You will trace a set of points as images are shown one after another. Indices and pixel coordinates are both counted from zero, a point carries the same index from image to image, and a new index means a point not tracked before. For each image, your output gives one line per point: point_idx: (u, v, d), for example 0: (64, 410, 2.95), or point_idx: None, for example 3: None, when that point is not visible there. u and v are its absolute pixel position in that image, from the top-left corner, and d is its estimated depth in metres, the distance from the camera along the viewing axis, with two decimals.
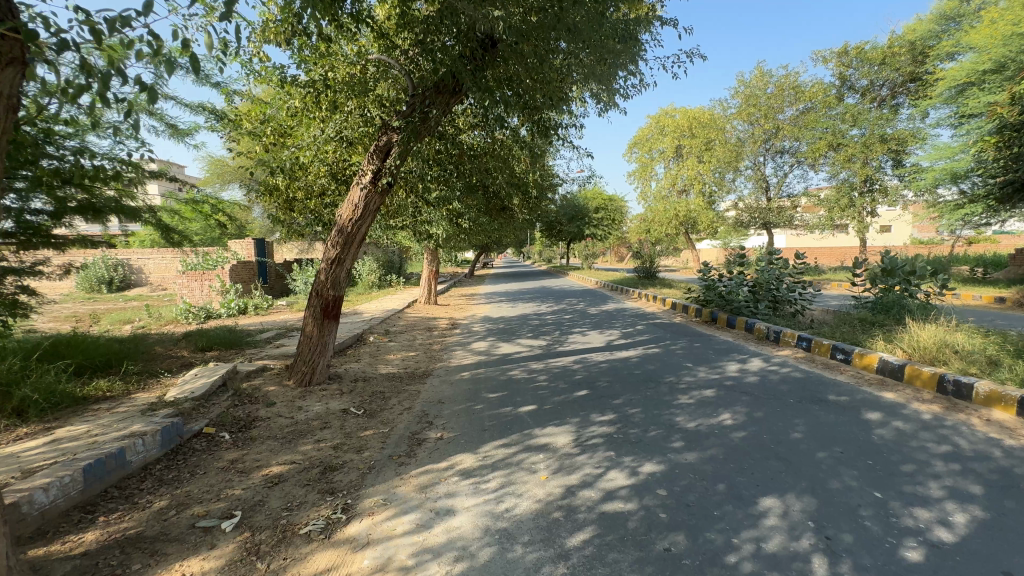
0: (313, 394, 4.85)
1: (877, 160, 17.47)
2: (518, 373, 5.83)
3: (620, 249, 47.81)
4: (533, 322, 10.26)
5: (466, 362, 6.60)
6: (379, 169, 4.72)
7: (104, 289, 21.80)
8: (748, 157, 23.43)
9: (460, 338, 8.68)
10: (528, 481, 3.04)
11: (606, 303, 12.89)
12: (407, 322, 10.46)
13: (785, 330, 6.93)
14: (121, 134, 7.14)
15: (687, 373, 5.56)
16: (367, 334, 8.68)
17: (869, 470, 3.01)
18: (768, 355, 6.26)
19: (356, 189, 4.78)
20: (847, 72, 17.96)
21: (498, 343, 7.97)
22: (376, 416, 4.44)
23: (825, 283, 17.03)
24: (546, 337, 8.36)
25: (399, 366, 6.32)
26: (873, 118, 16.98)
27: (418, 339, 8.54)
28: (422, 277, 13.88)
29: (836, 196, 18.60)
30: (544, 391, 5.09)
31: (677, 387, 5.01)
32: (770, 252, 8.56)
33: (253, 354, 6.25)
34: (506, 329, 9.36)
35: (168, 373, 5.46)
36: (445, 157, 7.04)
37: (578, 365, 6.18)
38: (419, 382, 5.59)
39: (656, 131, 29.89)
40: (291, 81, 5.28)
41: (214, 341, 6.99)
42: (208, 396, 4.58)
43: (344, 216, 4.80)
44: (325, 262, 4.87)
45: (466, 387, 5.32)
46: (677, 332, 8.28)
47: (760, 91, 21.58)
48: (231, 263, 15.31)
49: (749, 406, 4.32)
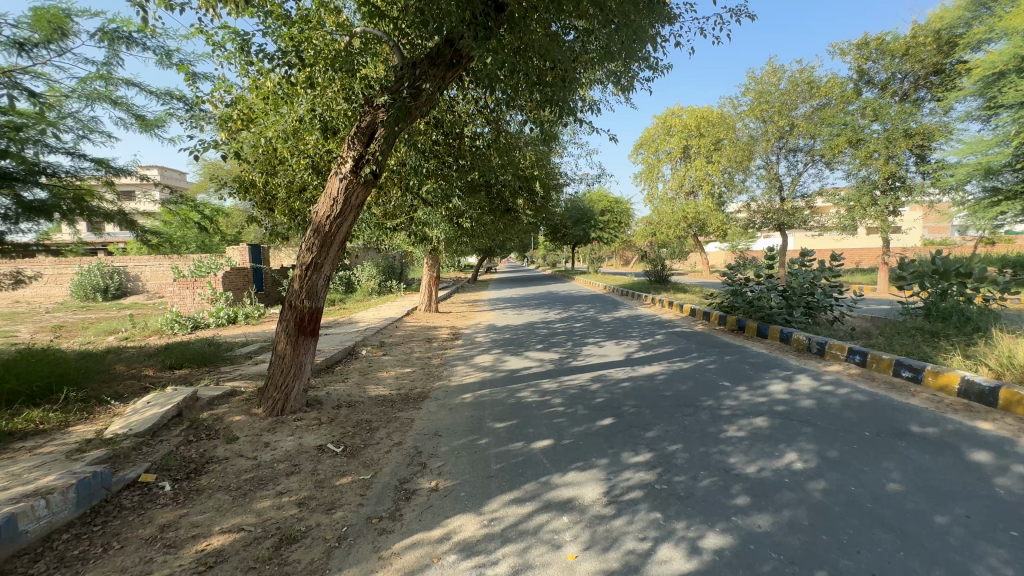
0: (285, 426, 4.05)
1: (900, 156, 16.60)
2: (529, 396, 5.02)
3: (626, 252, 47.06)
4: (543, 331, 9.46)
5: (468, 381, 5.79)
6: (361, 155, 3.93)
7: (99, 297, 21.12)
8: (759, 156, 22.58)
9: (461, 350, 7.85)
10: (552, 565, 2.23)
11: (618, 310, 12.05)
12: (406, 332, 9.66)
13: (832, 341, 6.10)
14: (83, 126, 6.55)
15: (728, 396, 4.72)
16: (361, 347, 7.88)
17: (1020, 548, 2.19)
18: (817, 372, 5.41)
19: (334, 179, 3.98)
20: (866, 65, 17.12)
21: (504, 357, 7.15)
22: (358, 455, 3.64)
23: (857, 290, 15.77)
24: (558, 350, 7.53)
25: (392, 387, 5.52)
26: (895, 112, 16.16)
27: (416, 353, 7.73)
28: (421, 282, 13.09)
29: (857, 195, 17.66)
30: (561, 419, 4.27)
31: (720, 415, 4.18)
32: (804, 254, 7.70)
33: (225, 374, 5.46)
34: (513, 340, 8.54)
35: (121, 399, 4.68)
36: (444, 151, 6.40)
37: (598, 384, 5.36)
38: (414, 408, 4.79)
39: (662, 131, 29.09)
40: (263, 64, 4.61)
41: (185, 358, 6.21)
42: (155, 431, 3.80)
43: (320, 213, 4.01)
44: (298, 268, 4.10)
45: (468, 415, 4.50)
46: (704, 343, 7.43)
47: (772, 87, 20.84)
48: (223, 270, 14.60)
49: (817, 443, 3.49)
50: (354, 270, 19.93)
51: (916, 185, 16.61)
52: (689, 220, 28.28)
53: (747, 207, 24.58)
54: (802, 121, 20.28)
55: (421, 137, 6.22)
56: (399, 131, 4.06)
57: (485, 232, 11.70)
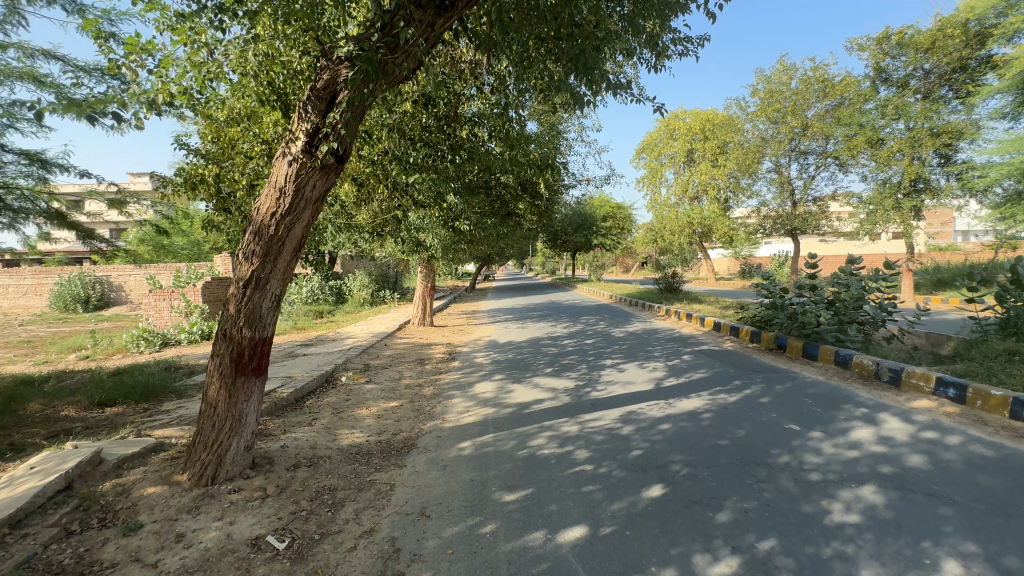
0: (213, 505, 2.91)
1: (924, 157, 15.66)
2: (545, 447, 3.90)
3: (626, 259, 46.22)
4: (551, 349, 8.35)
5: (467, 422, 4.67)
6: (317, 129, 2.82)
7: (80, 308, 19.89)
8: (769, 159, 21.81)
9: (458, 375, 6.74)
10: None
11: (632, 324, 10.95)
12: (396, 351, 8.52)
13: (909, 367, 5.02)
14: (4, 111, 5.45)
15: (806, 449, 3.60)
16: (342, 373, 6.74)
17: None
18: (904, 411, 4.31)
19: (282, 162, 2.88)
20: (883, 62, 16.36)
21: (509, 384, 6.04)
22: (307, 557, 2.51)
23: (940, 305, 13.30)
24: (572, 374, 6.42)
25: (370, 432, 4.39)
26: (919, 110, 15.31)
27: (405, 379, 6.61)
28: (415, 294, 11.97)
29: (879, 198, 16.69)
30: (592, 487, 3.16)
31: (811, 483, 3.08)
32: (854, 261, 6.66)
33: (158, 420, 4.31)
34: (518, 361, 7.43)
35: (10, 457, 3.54)
36: (440, 139, 5.38)
37: (631, 429, 4.25)
38: (395, 465, 3.66)
39: (665, 135, 28.25)
40: (198, 20, 3.61)
41: (118, 393, 5.09)
42: (23, 518, 2.66)
43: (263, 209, 2.92)
44: (235, 285, 3.02)
45: (467, 479, 3.38)
46: (743, 367, 6.33)
47: (783, 86, 20.15)
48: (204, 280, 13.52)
49: (976, 540, 2.39)
50: (345, 280, 18.85)
51: (942, 187, 15.63)
52: (694, 225, 27.30)
53: (756, 212, 23.63)
54: (815, 122, 19.47)
55: (409, 121, 5.27)
56: (372, 92, 2.96)
57: (485, 238, 10.68)
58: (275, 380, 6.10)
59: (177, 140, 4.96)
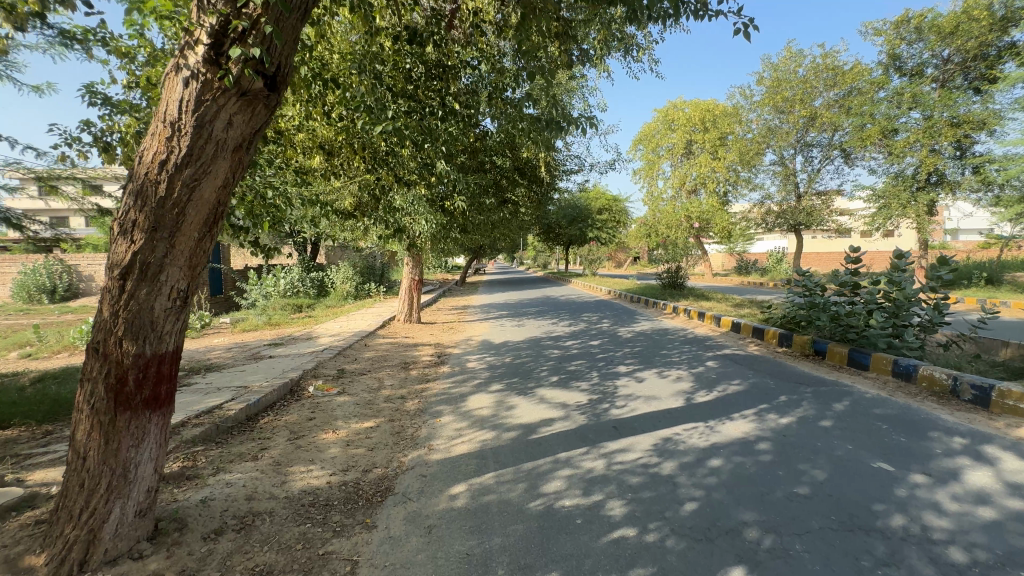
0: None
1: (941, 147, 14.85)
2: (565, 496, 2.92)
3: (618, 254, 45.59)
4: (553, 352, 7.35)
5: (459, 454, 3.66)
6: (227, 23, 1.81)
7: (44, 299, 18.50)
8: (773, 151, 21.01)
9: (448, 385, 5.73)
10: None
11: (639, 323, 10.01)
12: (376, 353, 7.45)
13: (1001, 385, 4.08)
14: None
15: (922, 506, 2.66)
16: (310, 381, 5.66)
17: None
18: (1016, 443, 3.40)
19: (175, 80, 1.85)
20: (898, 48, 15.68)
21: (509, 397, 5.06)
22: None
23: (994, 309, 11.68)
24: (582, 385, 5.46)
25: (334, 468, 3.36)
26: (937, 98, 14.49)
27: (385, 388, 5.60)
28: (401, 287, 10.90)
29: (893, 191, 15.82)
30: (642, 571, 2.19)
31: (961, 570, 2.13)
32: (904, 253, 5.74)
33: (48, 456, 3.22)
34: (517, 367, 6.44)
35: None
36: (429, 94, 4.30)
37: (673, 467, 3.28)
38: (362, 526, 2.64)
39: (663, 126, 27.33)
40: None
41: (15, 412, 4.02)
42: None
43: (147, 155, 1.87)
44: (110, 275, 1.97)
45: (460, 554, 2.37)
46: (783, 378, 5.40)
47: (789, 74, 19.37)
48: None
49: None
50: (328, 271, 17.74)
51: (959, 180, 14.84)
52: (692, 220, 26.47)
53: (757, 206, 22.81)
54: (823, 112, 18.73)
55: (391, 69, 4.25)
56: None
57: (478, 226, 9.68)
58: (227, 391, 5.03)
59: (88, 89, 3.83)
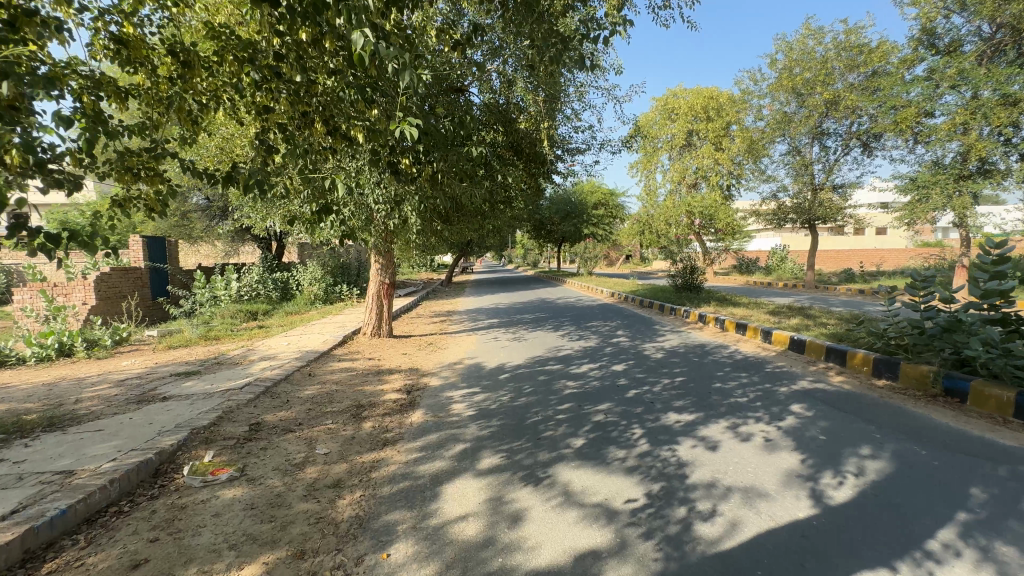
0: None
1: (986, 130, 13.05)
2: None
3: (609, 253, 43.86)
4: (567, 386, 5.32)
5: None
6: None
7: None
8: (786, 140, 19.27)
9: (414, 455, 3.67)
10: None
11: (665, 337, 8.03)
12: (320, 389, 5.35)
13: None
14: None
15: None
16: (194, 453, 3.57)
17: None
18: None
19: None
20: (934, 22, 14.04)
21: (512, 492, 3.01)
22: None
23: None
24: (626, 458, 3.44)
25: None
26: (984, 73, 12.64)
27: (311, 465, 3.49)
28: (368, 293, 8.79)
29: (931, 180, 14.00)
30: None
31: None
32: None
33: None
34: (520, 416, 4.40)
35: None
36: None
37: None
38: None
39: (661, 116, 25.11)
40: None
41: None
42: None
43: None
44: None
45: None
46: (939, 445, 3.44)
47: (805, 55, 17.71)
48: (102, 271, 10.45)
49: None
50: (294, 272, 15.59)
51: (1007, 169, 13.01)
52: (692, 217, 24.57)
53: (768, 201, 21.00)
54: (844, 94, 17.01)
55: None
56: None
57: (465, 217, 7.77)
58: (23, 488, 2.90)
59: None
